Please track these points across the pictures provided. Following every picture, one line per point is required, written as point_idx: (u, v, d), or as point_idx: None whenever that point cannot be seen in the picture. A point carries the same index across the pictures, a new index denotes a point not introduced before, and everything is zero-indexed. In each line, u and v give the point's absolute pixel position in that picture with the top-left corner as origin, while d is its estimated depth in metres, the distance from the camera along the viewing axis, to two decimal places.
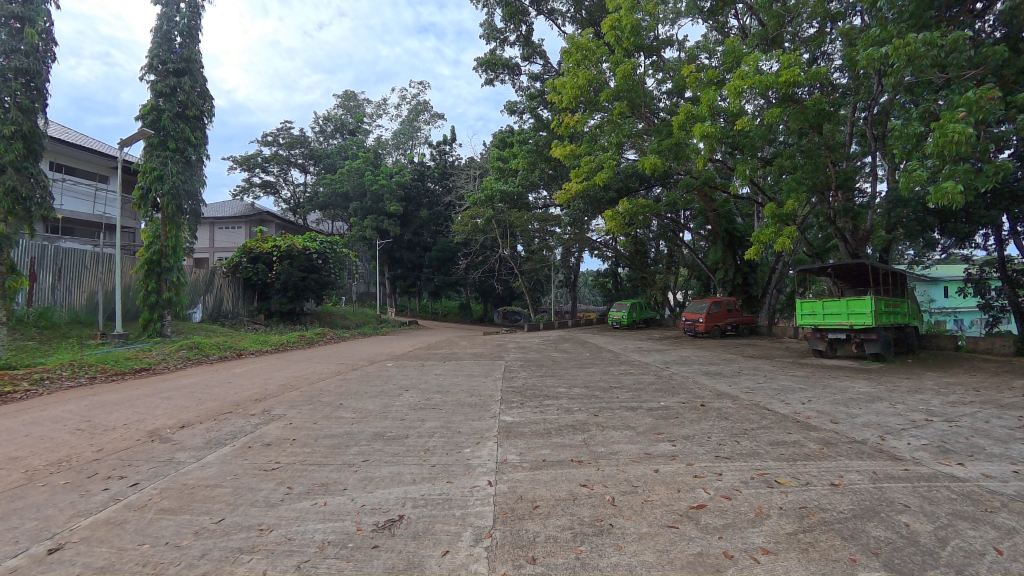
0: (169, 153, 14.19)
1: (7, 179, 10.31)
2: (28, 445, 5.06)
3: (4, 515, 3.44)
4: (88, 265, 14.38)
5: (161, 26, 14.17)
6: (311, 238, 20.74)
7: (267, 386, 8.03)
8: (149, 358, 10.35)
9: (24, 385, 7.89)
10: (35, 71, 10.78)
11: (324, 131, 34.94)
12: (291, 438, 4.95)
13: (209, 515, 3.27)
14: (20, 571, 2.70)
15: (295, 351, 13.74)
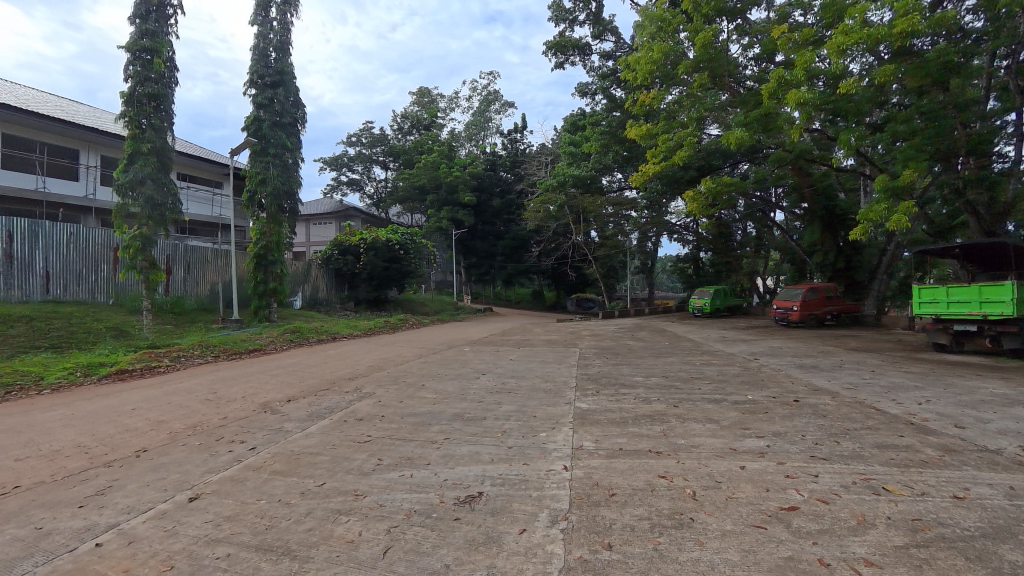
0: (270, 158, 15.79)
1: (147, 190, 12.19)
2: (173, 410, 6.04)
3: (156, 468, 4.16)
4: (210, 260, 16.63)
5: (258, 45, 15.74)
6: (393, 231, 22.14)
7: (358, 367, 8.76)
8: (259, 341, 11.73)
9: (166, 361, 9.41)
10: (163, 95, 12.49)
11: (402, 128, 36.77)
12: (381, 415, 5.36)
13: (312, 479, 3.67)
14: (168, 515, 3.26)
15: (382, 336, 14.78)
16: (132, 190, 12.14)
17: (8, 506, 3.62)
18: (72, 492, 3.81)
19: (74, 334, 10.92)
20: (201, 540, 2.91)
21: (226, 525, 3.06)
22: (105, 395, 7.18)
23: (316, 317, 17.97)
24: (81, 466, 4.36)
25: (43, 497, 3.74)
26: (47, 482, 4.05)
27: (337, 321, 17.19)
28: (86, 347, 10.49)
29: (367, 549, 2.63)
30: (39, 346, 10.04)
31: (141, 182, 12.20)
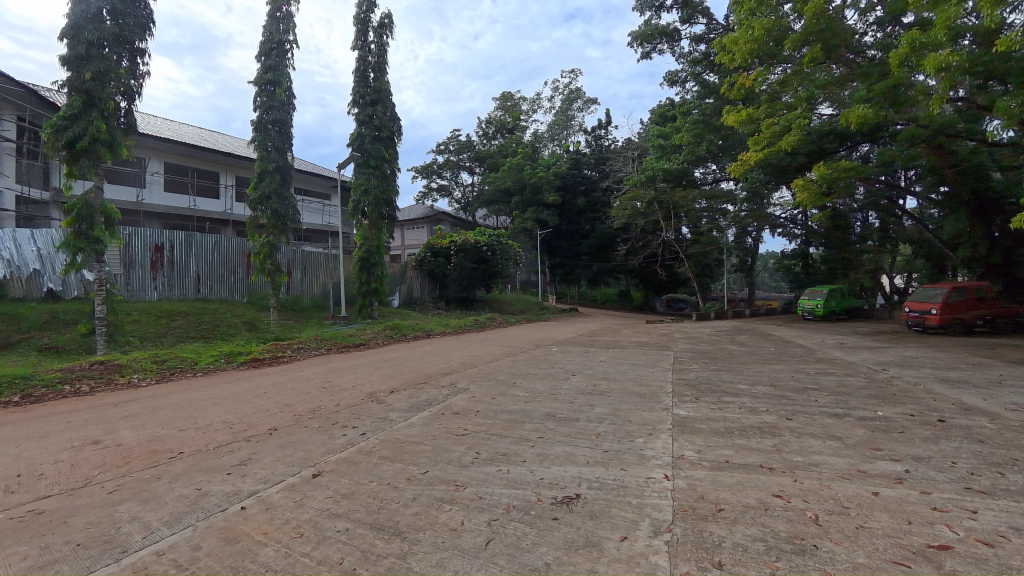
0: (371, 170, 17.22)
1: (273, 204, 13.99)
2: (296, 395, 6.87)
3: (285, 445, 4.75)
4: (322, 263, 18.64)
5: (359, 68, 17.24)
6: (480, 233, 23.09)
7: (451, 363, 9.20)
8: (364, 336, 12.86)
9: (289, 352, 10.73)
10: (284, 120, 14.23)
11: (487, 134, 37.88)
12: (476, 410, 5.57)
13: (416, 466, 3.92)
14: (297, 488, 3.71)
15: (472, 334, 15.39)
16: (261, 204, 14.01)
17: (176, 468, 4.38)
18: (221, 460, 4.49)
19: (218, 327, 12.89)
20: (324, 513, 3.25)
21: (345, 502, 3.39)
22: (245, 380, 8.38)
23: (412, 315, 19.26)
24: (227, 439, 5.13)
25: (200, 463, 4.46)
26: (203, 450, 4.82)
27: (431, 318, 18.24)
28: (228, 338, 12.35)
29: (470, 539, 2.74)
30: (194, 337, 12.02)
31: (268, 197, 14.01)
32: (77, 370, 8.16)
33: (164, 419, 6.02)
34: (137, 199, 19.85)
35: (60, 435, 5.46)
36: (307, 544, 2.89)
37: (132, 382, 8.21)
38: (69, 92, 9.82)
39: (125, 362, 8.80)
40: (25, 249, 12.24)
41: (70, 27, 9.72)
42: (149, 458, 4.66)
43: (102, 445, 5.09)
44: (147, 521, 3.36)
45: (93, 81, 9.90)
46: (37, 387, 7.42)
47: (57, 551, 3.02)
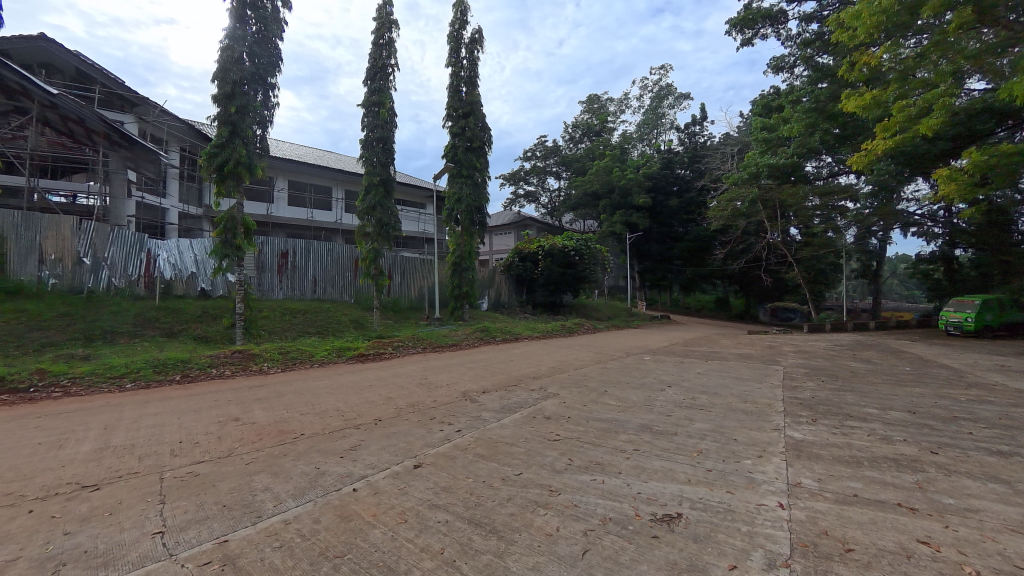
0: (463, 179, 18.09)
1: (377, 214, 15.34)
2: (398, 390, 7.44)
3: (389, 435, 5.17)
4: (419, 267, 19.95)
5: (453, 83, 18.20)
6: (568, 237, 22.91)
7: (541, 367, 9.28)
8: (456, 337, 13.50)
9: (390, 349, 11.66)
10: (387, 137, 15.55)
11: (574, 138, 37.82)
12: (567, 416, 5.56)
13: (510, 466, 4.03)
14: (400, 476, 4.01)
15: (559, 339, 15.39)
16: (368, 214, 15.41)
17: (299, 447, 4.98)
18: (336, 444, 5.01)
19: (330, 324, 14.41)
20: (425, 503, 3.47)
21: (444, 494, 3.59)
22: (354, 373, 9.27)
23: (501, 318, 19.83)
24: (340, 425, 5.71)
25: (318, 445, 5.01)
26: (320, 433, 5.42)
27: (519, 322, 18.59)
28: (338, 334, 13.76)
29: (566, 546, 2.74)
30: (311, 332, 13.57)
31: (373, 208, 15.39)
32: (222, 356, 9.65)
33: (291, 403, 6.89)
34: (267, 212, 22.92)
35: (210, 411, 6.50)
36: (411, 531, 3.10)
37: (263, 369, 9.50)
38: (219, 124, 11.71)
39: (258, 351, 10.19)
40: (186, 255, 14.86)
41: (219, 70, 11.60)
42: (278, 436, 5.36)
43: (242, 422, 5.96)
44: (277, 492, 3.86)
45: (237, 114, 11.71)
46: (194, 369, 8.92)
47: (209, 509, 3.60)
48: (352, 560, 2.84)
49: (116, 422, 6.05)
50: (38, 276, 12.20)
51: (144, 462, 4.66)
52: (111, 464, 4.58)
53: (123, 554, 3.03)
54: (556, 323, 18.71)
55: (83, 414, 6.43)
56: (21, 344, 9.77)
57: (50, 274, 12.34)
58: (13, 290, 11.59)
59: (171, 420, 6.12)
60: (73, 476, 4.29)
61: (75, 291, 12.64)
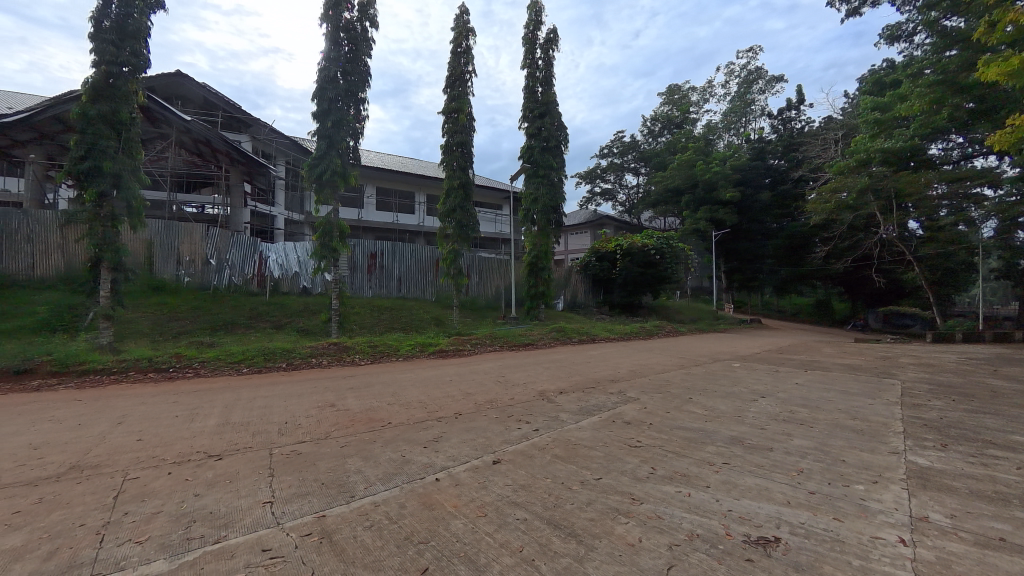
0: (540, 179, 18.19)
1: (457, 216, 15.99)
2: (477, 386, 7.69)
3: (469, 429, 5.38)
4: (497, 267, 20.47)
5: (529, 84, 18.37)
6: (648, 236, 22.00)
7: (619, 370, 9.07)
8: (532, 336, 13.65)
9: (468, 345, 12.11)
10: (466, 142, 16.13)
11: (653, 131, 36.47)
12: (648, 423, 5.41)
13: (589, 470, 4.02)
14: (480, 470, 4.16)
15: (638, 342, 14.87)
16: (449, 216, 16.11)
17: (386, 434, 5.35)
18: (420, 434, 5.31)
19: (412, 321, 15.28)
20: (505, 499, 3.57)
21: (523, 492, 3.67)
22: (438, 367, 9.77)
23: (577, 319, 19.69)
24: (423, 417, 6.05)
25: (403, 434, 5.35)
26: (405, 423, 5.79)
27: (595, 323, 18.30)
28: (420, 330, 14.56)
29: (649, 559, 2.66)
30: (396, 328, 14.51)
31: (454, 210, 16.07)
32: (321, 348, 10.66)
33: (382, 393, 7.45)
34: (358, 216, 24.84)
35: (312, 397, 7.24)
36: (491, 525, 3.21)
37: (355, 361, 10.35)
38: (318, 139, 12.95)
39: (351, 344, 11.12)
40: (292, 255, 16.49)
41: (317, 90, 12.84)
42: (369, 423, 5.81)
43: (337, 408, 6.55)
44: (367, 475, 4.19)
45: (333, 128, 12.86)
46: (297, 358, 9.96)
47: (309, 486, 4.01)
48: (435, 547, 2.99)
49: (234, 402, 6.94)
50: (176, 275, 14.43)
51: (257, 438, 5.31)
52: (232, 438, 5.28)
53: (241, 517, 3.49)
54: (634, 325, 18.11)
55: (208, 393, 7.46)
56: (162, 331, 11.58)
57: (185, 273, 14.56)
58: (158, 286, 13.82)
59: (278, 403, 6.89)
60: (202, 446, 5.01)
61: (203, 287, 14.74)
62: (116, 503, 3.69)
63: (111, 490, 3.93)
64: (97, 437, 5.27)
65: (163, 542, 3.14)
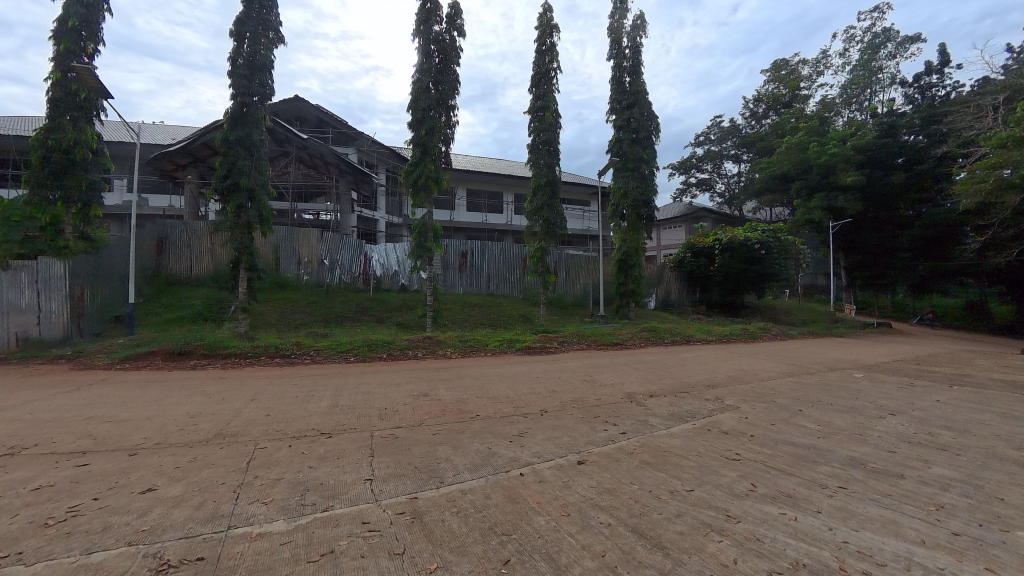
0: (629, 172, 17.59)
1: (544, 214, 16.08)
2: (563, 384, 7.68)
3: (555, 427, 5.41)
4: (585, 264, 20.29)
5: (616, 75, 17.83)
6: (751, 229, 20.15)
7: (716, 375, 8.45)
8: (622, 336, 13.28)
9: (555, 343, 12.15)
10: (552, 139, 16.14)
11: (756, 113, 33.41)
12: (749, 434, 5.00)
13: (679, 481, 3.83)
14: (564, 469, 4.17)
15: (739, 344, 13.71)
16: (536, 215, 16.27)
17: (475, 426, 5.58)
18: (507, 428, 5.46)
19: (501, 317, 15.73)
20: (588, 501, 3.53)
21: (607, 496, 3.60)
22: (526, 363, 9.97)
23: (669, 318, 18.76)
24: (510, 411, 6.20)
25: (490, 427, 5.53)
26: (492, 417, 5.98)
27: (690, 323, 17.30)
28: (509, 327, 14.94)
29: None
30: (485, 324, 15.03)
31: (540, 208, 16.20)
32: (416, 341, 11.42)
33: (473, 386, 7.78)
34: (450, 218, 26.18)
35: (410, 386, 7.80)
36: (573, 525, 3.19)
37: (448, 354, 10.95)
38: (414, 146, 13.83)
39: (443, 338, 11.74)
40: (392, 256, 17.89)
41: (412, 101, 13.72)
42: (458, 415, 6.08)
43: (431, 398, 6.97)
44: (456, 463, 4.41)
45: (426, 135, 13.64)
46: (396, 349, 10.80)
47: (404, 468, 4.32)
48: (517, 540, 3.06)
49: (342, 386, 7.73)
50: (297, 273, 16.42)
51: (361, 420, 5.86)
52: (340, 419, 5.88)
53: (346, 490, 3.87)
54: (734, 326, 16.78)
55: (321, 378, 8.39)
56: (286, 323, 13.28)
57: (303, 272, 16.50)
58: (282, 283, 15.83)
59: (381, 390, 7.53)
60: (316, 425, 5.65)
61: (318, 285, 16.58)
62: (248, 468, 4.32)
63: (246, 456, 4.62)
64: (236, 411, 6.21)
65: (283, 505, 3.60)
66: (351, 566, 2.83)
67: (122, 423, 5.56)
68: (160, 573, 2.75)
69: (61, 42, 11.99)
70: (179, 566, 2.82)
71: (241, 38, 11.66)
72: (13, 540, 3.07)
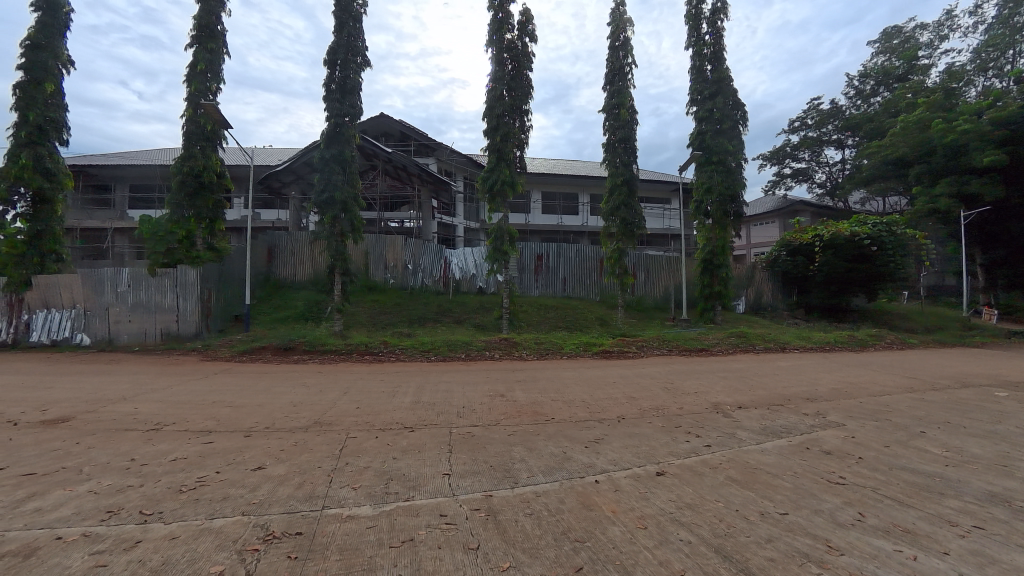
0: (713, 166, 16.50)
1: (621, 214, 15.66)
2: (642, 391, 7.39)
3: (632, 435, 5.23)
4: (665, 266, 19.38)
5: (696, 64, 16.85)
6: (860, 222, 17.91)
7: (818, 387, 7.60)
8: (707, 341, 12.48)
9: (634, 348, 11.74)
10: (628, 137, 15.68)
11: (863, 92, 29.61)
12: (857, 456, 4.44)
13: (772, 502, 3.52)
14: (641, 479, 4.01)
15: (847, 353, 12.20)
16: (612, 215, 15.89)
17: (549, 429, 5.58)
18: (582, 433, 5.38)
19: (577, 320, 15.60)
20: (667, 515, 3.37)
21: (688, 512, 3.41)
22: (603, 368, 9.75)
23: (761, 323, 17.25)
24: (585, 416, 6.10)
25: (565, 430, 5.50)
26: (568, 420, 5.93)
27: (786, 329, 15.78)
28: (585, 330, 14.76)
29: None
30: (561, 327, 14.99)
31: (617, 208, 15.79)
32: (494, 342, 11.69)
33: (549, 389, 7.78)
34: (525, 221, 26.49)
35: (488, 386, 8.01)
36: (650, 539, 3.06)
37: (523, 356, 11.06)
38: (489, 153, 14.22)
39: (519, 340, 11.89)
40: (470, 259, 18.52)
41: (487, 110, 14.11)
42: (534, 417, 6.12)
43: (507, 399, 7.10)
44: (530, 465, 4.44)
45: (501, 142, 13.98)
46: (474, 350, 11.16)
47: (480, 465, 4.45)
48: (590, 548, 3.00)
49: (424, 384, 8.15)
50: (384, 277, 17.66)
51: (440, 417, 6.13)
52: (422, 414, 6.22)
53: (426, 483, 4.07)
54: (840, 333, 15.00)
55: (406, 375, 8.93)
56: (375, 323, 14.37)
57: (390, 276, 17.68)
58: (372, 287, 17.11)
59: (459, 389, 7.81)
60: (400, 419, 6.02)
61: (403, 287, 17.69)
62: (341, 454, 4.73)
63: (340, 443, 5.06)
64: (332, 402, 6.83)
65: (369, 491, 3.89)
66: (429, 555, 2.97)
67: (239, 409, 6.37)
68: (267, 542, 3.11)
69: (193, 83, 14.11)
70: (282, 538, 3.16)
71: (333, 65, 12.84)
72: (156, 501, 3.65)
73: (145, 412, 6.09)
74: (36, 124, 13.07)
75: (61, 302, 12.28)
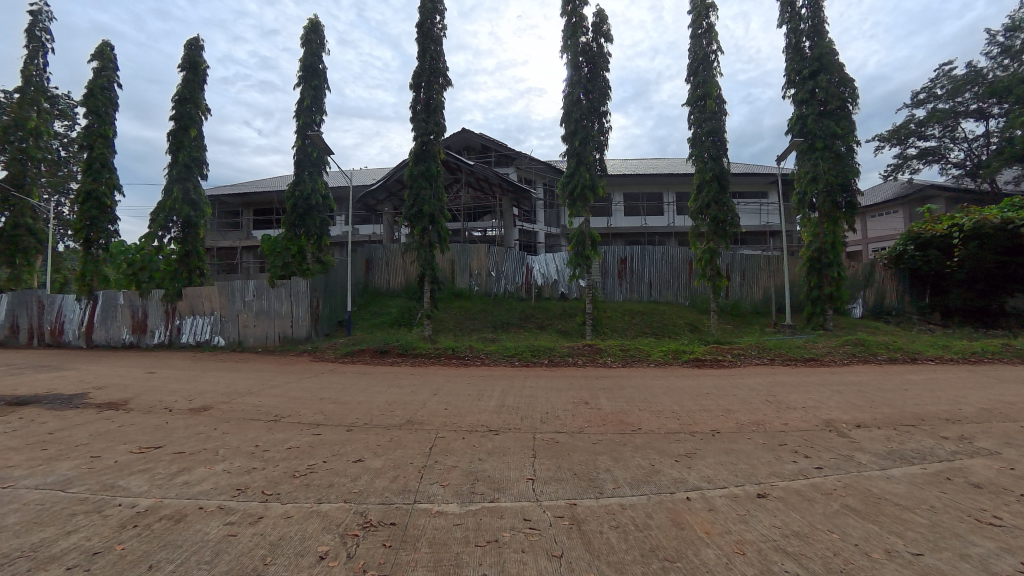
0: (819, 153, 14.80)
1: (713, 212, 14.67)
2: (741, 403, 6.80)
3: (729, 451, 4.83)
4: (764, 266, 17.72)
5: (792, 42, 15.31)
6: (1011, 206, 15.12)
7: (966, 406, 6.39)
8: (817, 349, 11.16)
9: (728, 355, 10.88)
10: (717, 129, 14.70)
11: (1012, 48, 24.67)
12: (1019, 492, 3.66)
13: (902, 539, 3.03)
14: (740, 500, 3.69)
15: (1004, 365, 10.13)
16: (702, 214, 14.94)
17: (636, 440, 5.36)
18: (671, 446, 5.09)
19: (666, 326, 14.90)
20: (771, 542, 3.06)
21: (796, 540, 3.07)
22: (696, 377, 9.17)
23: (886, 330, 15.06)
24: (676, 428, 5.77)
25: (653, 442, 5.24)
26: (656, 431, 5.66)
27: (920, 337, 13.57)
28: (674, 336, 14.08)
29: None
30: (648, 333, 14.43)
31: (707, 206, 14.80)
32: (576, 348, 11.56)
33: (636, 398, 7.48)
34: (607, 225, 25.91)
35: (570, 393, 7.93)
36: (751, 567, 2.81)
37: (608, 363, 10.80)
38: (569, 158, 14.18)
39: (603, 346, 11.65)
40: (551, 264, 18.58)
41: (565, 115, 14.13)
42: (619, 426, 5.93)
43: (591, 406, 6.97)
44: (616, 476, 4.30)
45: (580, 145, 13.88)
46: (557, 356, 11.14)
47: (564, 473, 4.42)
48: (682, 569, 2.83)
49: (508, 389, 8.29)
50: (469, 284, 18.38)
51: (524, 422, 6.19)
52: (505, 418, 6.34)
53: (510, 486, 4.14)
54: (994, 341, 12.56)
55: (491, 380, 9.17)
56: (463, 329, 15.04)
57: (474, 283, 18.33)
58: (459, 294, 17.94)
59: (542, 395, 7.84)
60: (483, 422, 6.19)
61: (487, 294, 18.27)
62: (431, 453, 4.98)
63: (428, 442, 5.34)
64: (423, 403, 7.23)
65: (457, 490, 4.05)
66: (513, 558, 3.01)
67: (343, 406, 7.00)
68: (366, 529, 3.38)
69: (301, 116, 15.99)
70: (378, 526, 3.42)
71: (418, 87, 13.74)
72: (275, 483, 4.15)
73: (267, 405, 6.97)
74: (186, 162, 15.74)
75: (204, 309, 14.52)
